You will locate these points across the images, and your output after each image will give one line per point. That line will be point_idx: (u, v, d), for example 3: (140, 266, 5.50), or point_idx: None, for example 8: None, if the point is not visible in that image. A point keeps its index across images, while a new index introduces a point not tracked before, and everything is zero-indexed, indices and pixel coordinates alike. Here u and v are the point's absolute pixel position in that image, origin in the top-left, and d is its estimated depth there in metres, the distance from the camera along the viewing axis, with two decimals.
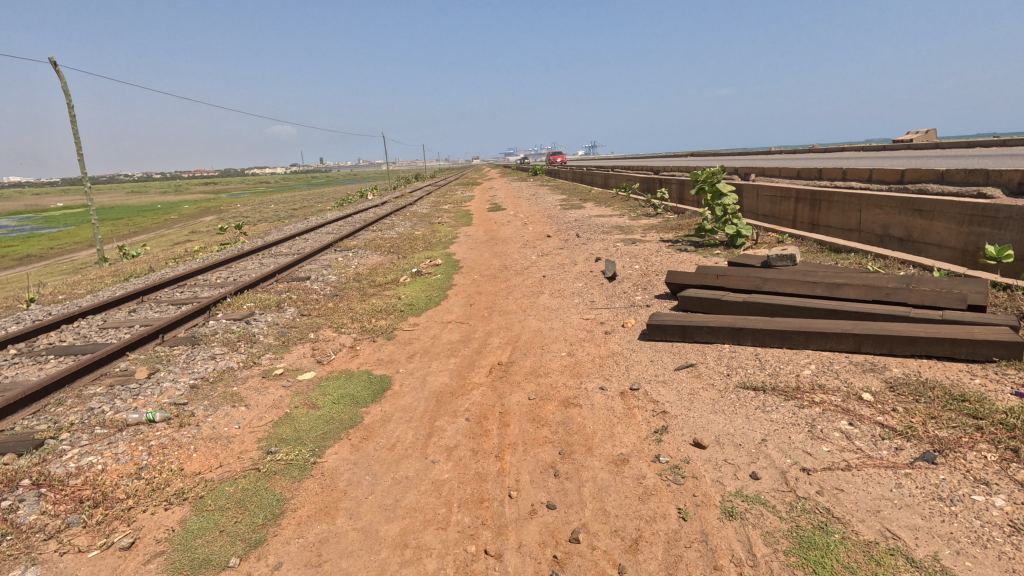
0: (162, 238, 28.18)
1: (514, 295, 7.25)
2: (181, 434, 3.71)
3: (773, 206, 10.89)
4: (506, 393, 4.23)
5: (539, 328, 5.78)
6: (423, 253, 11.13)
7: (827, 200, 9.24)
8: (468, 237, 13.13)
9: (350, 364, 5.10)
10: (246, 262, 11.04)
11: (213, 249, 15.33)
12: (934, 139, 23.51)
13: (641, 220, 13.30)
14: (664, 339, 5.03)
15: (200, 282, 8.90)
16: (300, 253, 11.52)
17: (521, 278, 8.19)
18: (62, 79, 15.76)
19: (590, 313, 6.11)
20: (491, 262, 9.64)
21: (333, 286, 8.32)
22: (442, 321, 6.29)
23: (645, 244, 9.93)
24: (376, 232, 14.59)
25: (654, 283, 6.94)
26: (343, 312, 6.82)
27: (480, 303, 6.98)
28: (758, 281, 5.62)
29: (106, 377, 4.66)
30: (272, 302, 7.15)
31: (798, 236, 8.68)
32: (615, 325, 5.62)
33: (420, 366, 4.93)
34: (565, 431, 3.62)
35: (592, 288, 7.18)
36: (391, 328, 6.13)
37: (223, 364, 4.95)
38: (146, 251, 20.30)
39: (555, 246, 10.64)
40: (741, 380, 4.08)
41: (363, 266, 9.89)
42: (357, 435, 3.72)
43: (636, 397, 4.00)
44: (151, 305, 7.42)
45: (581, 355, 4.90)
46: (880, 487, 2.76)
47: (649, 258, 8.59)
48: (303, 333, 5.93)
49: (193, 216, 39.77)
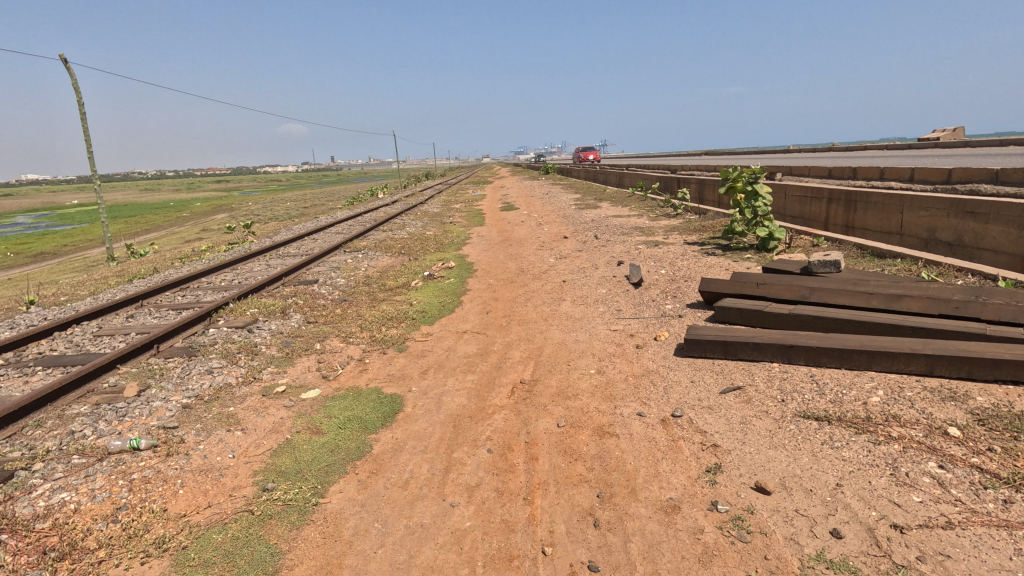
0: (173, 236, 28.07)
1: (534, 302, 6.79)
2: (167, 466, 3.30)
3: (803, 207, 10.34)
4: (532, 418, 3.78)
5: (563, 340, 5.31)
6: (435, 254, 10.71)
7: (864, 201, 8.69)
8: (482, 238, 12.70)
9: (358, 380, 4.67)
10: (253, 263, 10.66)
11: (221, 248, 15.02)
12: (964, 138, 22.67)
13: (661, 221, 12.79)
14: (704, 356, 4.54)
15: (204, 285, 8.53)
16: (309, 254, 11.13)
17: (540, 283, 7.73)
18: (70, 75, 15.52)
19: (618, 324, 5.64)
20: (507, 265, 9.18)
21: (342, 290, 7.92)
22: (458, 331, 5.85)
23: (669, 247, 9.42)
24: (387, 233, 14.19)
25: (685, 290, 6.44)
26: (351, 320, 6.40)
27: (498, 310, 6.53)
28: (805, 290, 5.10)
29: (92, 395, 4.26)
30: (277, 308, 6.75)
31: (834, 240, 8.15)
32: (646, 338, 5.15)
33: (434, 383, 4.49)
34: (602, 467, 3.15)
35: (617, 295, 6.70)
36: (403, 338, 5.70)
37: (221, 380, 4.54)
38: (155, 249, 20.10)
39: (573, 249, 10.17)
40: (800, 407, 3.59)
41: (373, 269, 9.46)
42: (365, 469, 3.28)
43: (680, 426, 3.52)
44: (150, 310, 7.05)
45: (613, 373, 4.43)
46: (996, 553, 2.27)
47: (676, 262, 8.09)
48: (308, 344, 5.51)
49: (204, 214, 39.69)
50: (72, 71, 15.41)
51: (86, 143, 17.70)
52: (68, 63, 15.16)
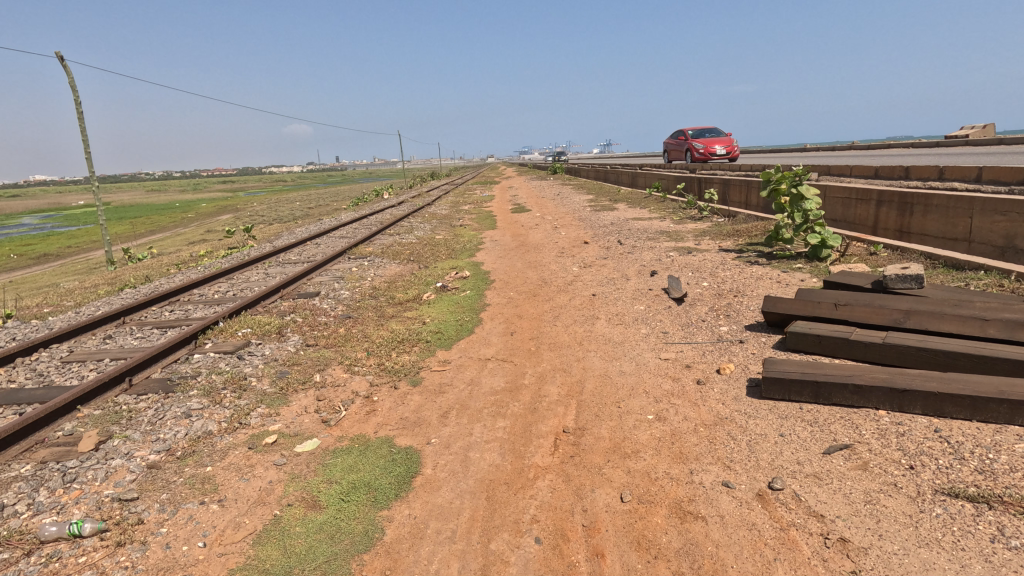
0: (175, 238, 27.42)
1: (564, 320, 5.99)
2: (115, 563, 2.51)
3: (847, 210, 9.51)
4: (587, 489, 2.97)
5: (607, 373, 4.49)
6: (447, 261, 9.96)
7: (924, 203, 7.84)
8: (496, 243, 11.96)
9: (366, 426, 3.87)
10: (250, 271, 9.89)
11: (221, 252, 14.27)
12: (993, 134, 21.82)
13: (686, 225, 11.95)
14: (788, 398, 3.71)
15: (195, 298, 7.76)
16: (311, 261, 10.34)
17: (567, 297, 6.91)
18: (67, 72, 14.83)
19: (668, 352, 4.82)
20: (528, 275, 8.35)
21: (346, 304, 7.15)
22: (480, 358, 5.05)
23: (703, 254, 8.60)
24: (393, 237, 13.37)
25: (739, 309, 5.61)
26: (357, 344, 5.60)
27: (523, 330, 5.74)
28: (898, 314, 4.26)
29: (38, 450, 3.47)
30: (272, 328, 5.96)
31: (895, 247, 7.31)
32: (707, 372, 4.33)
33: (459, 432, 3.69)
34: (694, 572, 2.35)
35: (658, 313, 5.89)
36: (416, 367, 4.89)
37: (199, 426, 3.75)
38: (152, 254, 19.47)
39: (597, 255, 9.37)
40: (939, 479, 2.75)
41: (381, 278, 8.66)
42: (375, 570, 2.48)
43: (785, 506, 2.70)
44: (130, 330, 6.27)
45: (677, 421, 3.61)
46: None
47: (717, 273, 7.27)
48: (306, 376, 4.72)
49: (208, 215, 39.15)
50: (70, 66, 14.75)
51: (82, 139, 17.03)
52: (65, 60, 14.68)
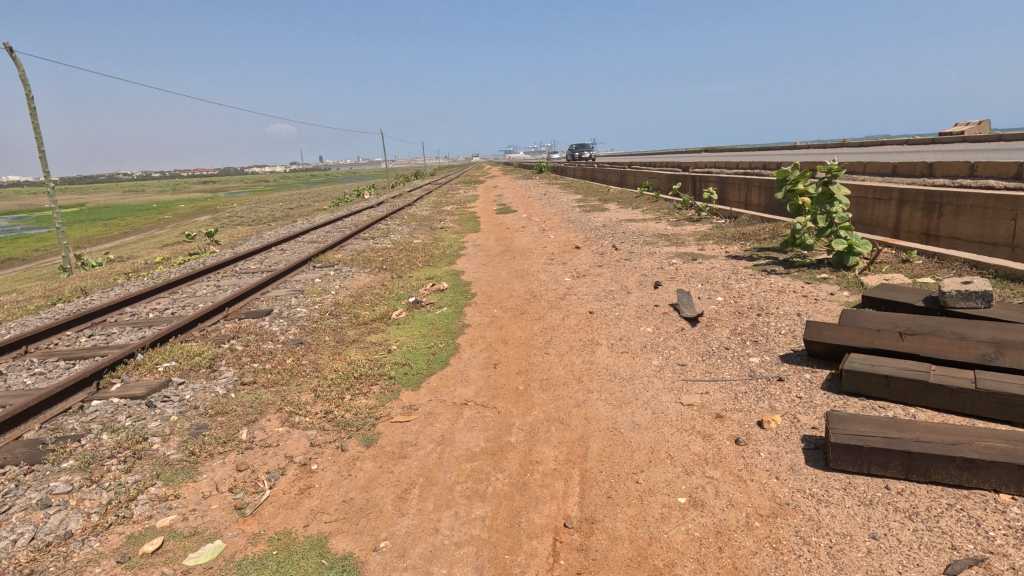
0: (141, 241, 25.93)
1: (558, 346, 5.00)
2: None
3: (862, 211, 8.67)
4: None
5: (618, 428, 3.49)
6: (423, 271, 8.92)
7: (956, 203, 6.99)
8: (479, 248, 10.94)
9: (295, 515, 2.84)
10: (199, 283, 8.73)
11: (179, 259, 13.04)
12: (990, 131, 21.30)
13: (685, 227, 11.04)
14: (868, 472, 2.74)
15: (123, 318, 6.61)
16: (271, 271, 9.21)
17: (560, 315, 5.91)
18: (18, 63, 13.53)
19: (692, 394, 3.84)
20: (514, 287, 7.33)
21: (300, 326, 6.08)
22: (456, 401, 4.04)
23: (711, 262, 7.67)
24: (367, 241, 12.28)
25: (769, 335, 4.67)
26: (304, 382, 4.55)
27: (509, 361, 4.74)
28: (988, 348, 3.33)
29: None
30: (202, 361, 4.87)
31: (930, 253, 6.44)
32: (747, 427, 3.36)
33: (420, 529, 2.67)
34: None
35: (670, 337, 4.93)
36: (373, 417, 3.85)
37: (54, 525, 2.68)
38: (108, 260, 18.06)
39: (591, 263, 8.40)
40: None
41: (347, 292, 7.59)
42: None
43: None
44: (28, 364, 5.13)
45: (722, 509, 2.62)
46: None
47: (731, 286, 6.32)
48: (230, 432, 3.66)
49: (183, 215, 37.70)
50: (16, 57, 13.51)
51: (34, 136, 15.65)
52: (12, 51, 13.50)
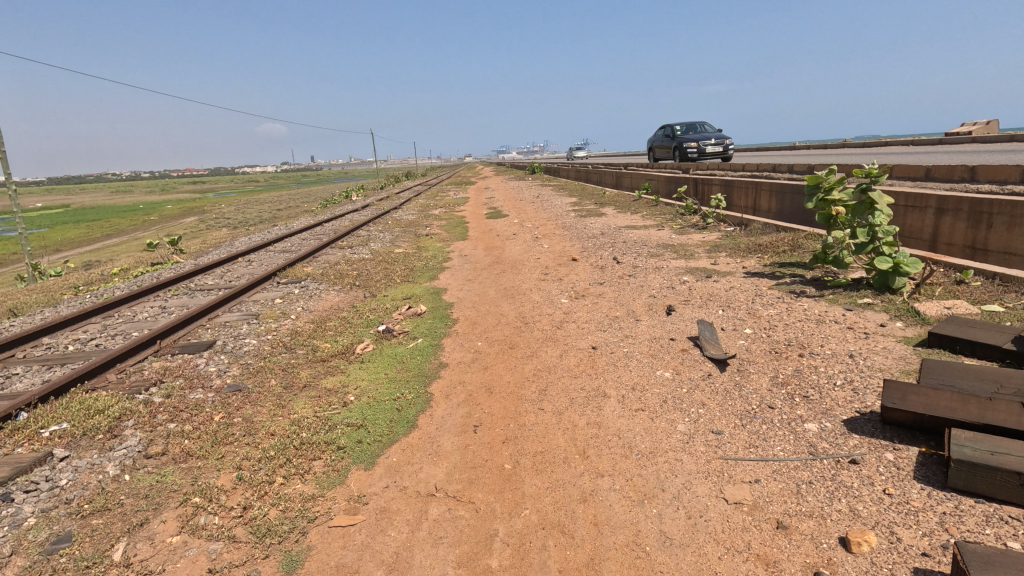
0: (114, 245, 24.66)
1: (554, 397, 4.00)
2: None
3: (894, 220, 7.72)
4: None
5: (641, 547, 2.47)
6: (401, 288, 7.90)
7: (1010, 212, 6.04)
8: (466, 259, 9.94)
9: None
10: (144, 303, 7.63)
11: (139, 270, 11.91)
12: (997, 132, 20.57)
13: (692, 236, 10.07)
14: None
15: (35, 354, 5.53)
16: (229, 289, 8.12)
17: (556, 351, 4.90)
18: None
19: (739, 485, 2.84)
20: (503, 311, 6.32)
21: (244, 364, 5.03)
22: (422, 490, 3.02)
23: (729, 280, 6.68)
24: (343, 251, 11.22)
25: (825, 389, 3.67)
26: (227, 452, 3.50)
27: (493, 421, 3.72)
28: None
29: None
30: (101, 422, 3.81)
31: (989, 272, 5.49)
32: (825, 549, 2.37)
33: None
34: None
35: (696, 389, 3.91)
36: (307, 518, 2.82)
37: None
38: (69, 268, 16.82)
39: (591, 280, 7.39)
40: None
41: (309, 316, 6.53)
42: None
43: None
44: None
45: None
46: None
47: (760, 313, 5.33)
48: (100, 547, 2.63)
49: (162, 217, 36.31)
50: None
51: None
52: None
